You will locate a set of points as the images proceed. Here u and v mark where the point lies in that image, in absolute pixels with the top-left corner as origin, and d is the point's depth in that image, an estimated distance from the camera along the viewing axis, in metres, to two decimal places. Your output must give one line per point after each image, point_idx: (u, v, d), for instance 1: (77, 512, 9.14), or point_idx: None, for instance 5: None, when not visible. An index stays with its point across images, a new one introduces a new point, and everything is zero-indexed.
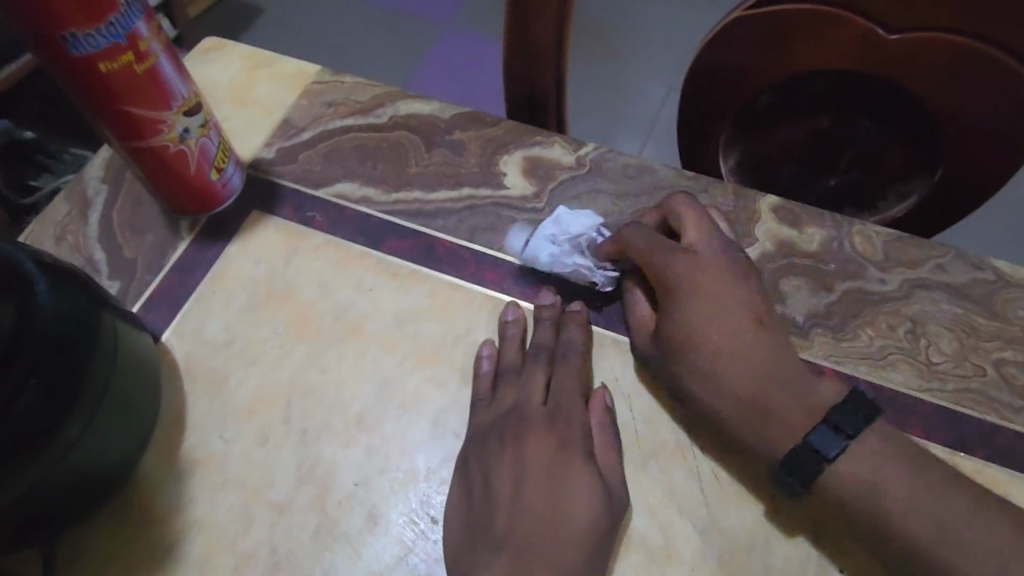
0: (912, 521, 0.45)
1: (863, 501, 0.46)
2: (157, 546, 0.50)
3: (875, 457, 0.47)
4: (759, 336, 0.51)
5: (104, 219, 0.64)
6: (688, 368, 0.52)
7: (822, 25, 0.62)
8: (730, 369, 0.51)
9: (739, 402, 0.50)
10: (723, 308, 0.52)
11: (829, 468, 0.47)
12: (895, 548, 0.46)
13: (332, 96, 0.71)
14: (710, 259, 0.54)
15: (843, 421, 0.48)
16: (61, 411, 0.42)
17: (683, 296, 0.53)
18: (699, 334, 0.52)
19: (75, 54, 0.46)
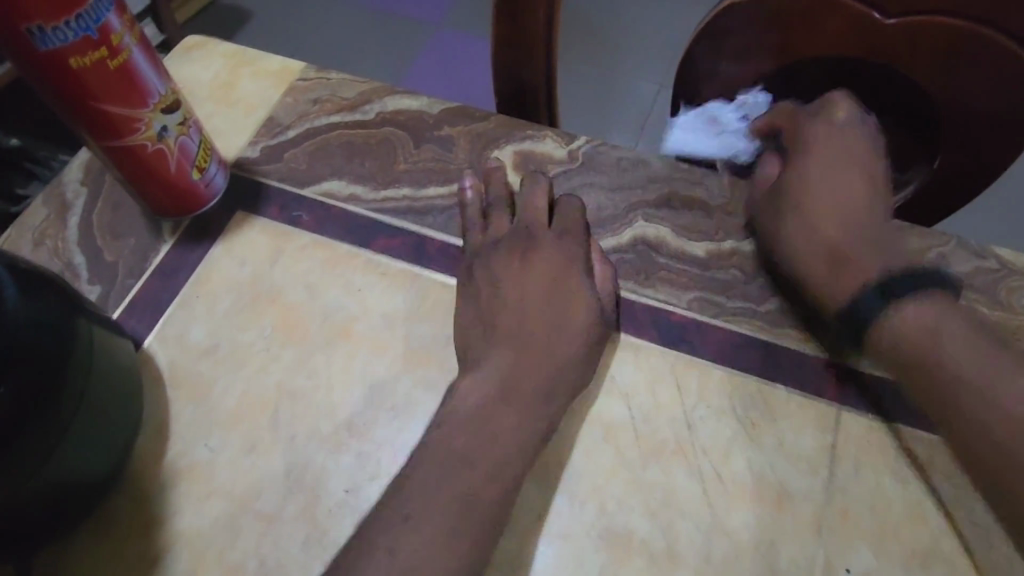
0: (960, 369, 0.46)
1: (917, 342, 0.48)
2: (140, 562, 0.48)
3: (942, 310, 0.48)
4: (856, 200, 0.57)
5: (84, 223, 0.62)
6: (784, 211, 0.58)
7: (816, 12, 0.60)
8: (821, 217, 0.56)
9: (823, 236, 0.56)
10: (830, 164, 0.59)
11: (892, 310, 0.49)
12: (948, 411, 0.46)
13: (318, 93, 0.69)
14: (867, 137, 0.61)
15: (922, 275, 0.50)
16: (32, 421, 0.41)
17: (804, 155, 0.60)
18: (806, 184, 0.59)
19: (44, 49, 0.45)
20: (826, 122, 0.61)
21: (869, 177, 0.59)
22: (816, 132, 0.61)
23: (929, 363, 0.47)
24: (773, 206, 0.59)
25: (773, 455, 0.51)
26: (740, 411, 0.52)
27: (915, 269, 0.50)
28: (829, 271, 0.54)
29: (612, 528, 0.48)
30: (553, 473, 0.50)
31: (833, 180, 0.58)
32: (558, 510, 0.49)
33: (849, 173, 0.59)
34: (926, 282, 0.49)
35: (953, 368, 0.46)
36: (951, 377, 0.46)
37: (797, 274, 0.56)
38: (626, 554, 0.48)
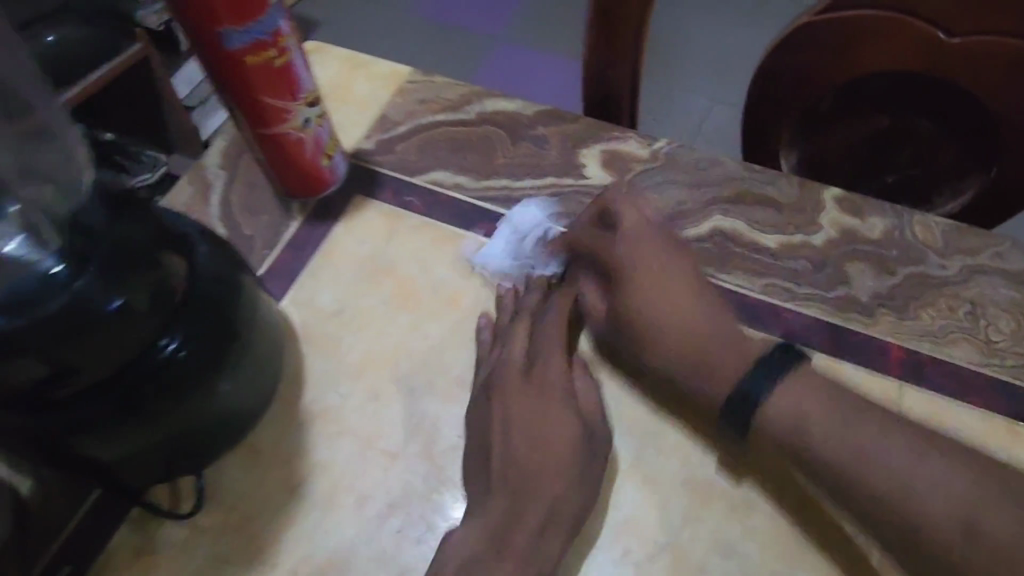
0: (839, 451, 0.48)
1: (788, 428, 0.50)
2: (287, 485, 0.56)
3: (808, 390, 0.51)
4: (701, 302, 0.56)
5: (223, 201, 0.71)
6: (647, 353, 0.56)
7: (884, 31, 0.67)
8: (669, 326, 0.55)
9: (685, 343, 0.55)
10: (662, 268, 0.57)
11: (763, 408, 0.51)
12: (849, 494, 0.48)
13: (424, 94, 0.78)
14: (651, 234, 0.59)
15: (775, 359, 0.52)
16: (213, 363, 0.49)
17: (643, 292, 0.56)
18: (643, 313, 0.56)
19: (229, 46, 0.54)
20: (622, 235, 0.59)
21: (689, 270, 0.58)
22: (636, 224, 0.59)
23: (806, 450, 0.50)
24: (615, 336, 0.58)
25: None
26: None
27: (777, 347, 0.52)
28: (705, 382, 0.54)
29: (693, 477, 0.55)
30: (641, 431, 0.57)
31: (650, 276, 0.57)
32: (645, 461, 0.56)
33: (681, 267, 0.58)
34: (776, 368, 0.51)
35: (826, 451, 0.49)
36: (822, 460, 0.49)
37: (675, 376, 0.55)
38: (706, 502, 0.54)
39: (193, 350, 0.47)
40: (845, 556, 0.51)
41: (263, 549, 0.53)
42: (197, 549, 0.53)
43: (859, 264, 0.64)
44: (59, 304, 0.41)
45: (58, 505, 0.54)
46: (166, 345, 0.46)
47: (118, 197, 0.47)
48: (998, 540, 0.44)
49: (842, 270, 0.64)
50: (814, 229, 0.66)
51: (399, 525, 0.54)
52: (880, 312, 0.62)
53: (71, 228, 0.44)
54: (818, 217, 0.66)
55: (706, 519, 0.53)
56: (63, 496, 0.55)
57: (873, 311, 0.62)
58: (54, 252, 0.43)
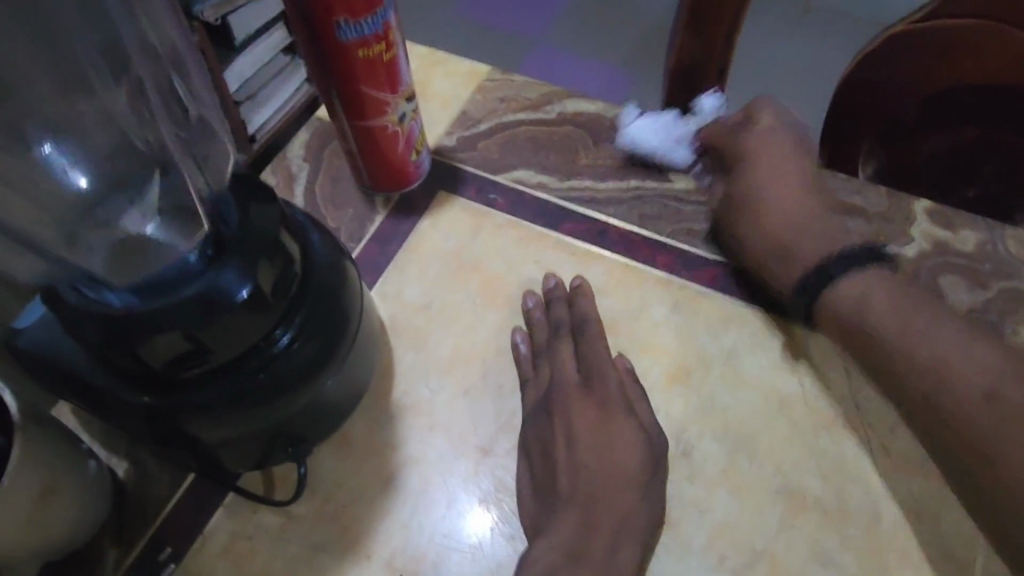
0: (884, 321, 0.54)
1: (849, 302, 0.56)
2: (380, 476, 0.56)
3: (867, 278, 0.57)
4: (809, 209, 0.63)
5: (308, 192, 0.72)
6: (738, 230, 0.64)
7: (980, 39, 0.67)
8: (768, 233, 0.62)
9: (781, 216, 0.62)
10: (772, 167, 0.65)
11: (830, 290, 0.58)
12: (887, 366, 0.54)
13: (504, 92, 0.77)
14: (777, 144, 0.66)
15: (856, 252, 0.58)
16: (325, 355, 0.49)
17: (743, 184, 0.65)
18: (750, 208, 0.64)
19: (344, 39, 0.55)
20: (754, 138, 0.67)
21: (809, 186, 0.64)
22: (754, 139, 0.67)
23: (862, 323, 0.55)
24: (720, 228, 0.65)
25: None
26: None
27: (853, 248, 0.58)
28: (783, 265, 0.61)
29: (789, 487, 0.55)
30: (735, 435, 0.57)
31: (775, 186, 0.64)
32: (739, 466, 0.56)
33: (794, 167, 0.65)
34: (857, 258, 0.58)
35: (880, 330, 0.54)
36: (874, 333, 0.55)
37: (765, 274, 0.62)
38: (801, 511, 0.54)
39: (304, 346, 0.48)
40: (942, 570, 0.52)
41: (356, 538, 0.54)
42: (290, 539, 0.54)
43: (951, 276, 0.63)
44: (195, 289, 0.43)
45: (153, 485, 0.56)
46: (281, 339, 0.47)
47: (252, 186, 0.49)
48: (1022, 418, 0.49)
49: (935, 283, 0.63)
50: (905, 241, 0.65)
51: (492, 520, 0.54)
52: (975, 326, 0.61)
53: (209, 217, 0.46)
54: (908, 228, 0.66)
55: (804, 527, 0.54)
56: (157, 477, 0.56)
57: (967, 325, 0.61)
58: (198, 237, 0.44)
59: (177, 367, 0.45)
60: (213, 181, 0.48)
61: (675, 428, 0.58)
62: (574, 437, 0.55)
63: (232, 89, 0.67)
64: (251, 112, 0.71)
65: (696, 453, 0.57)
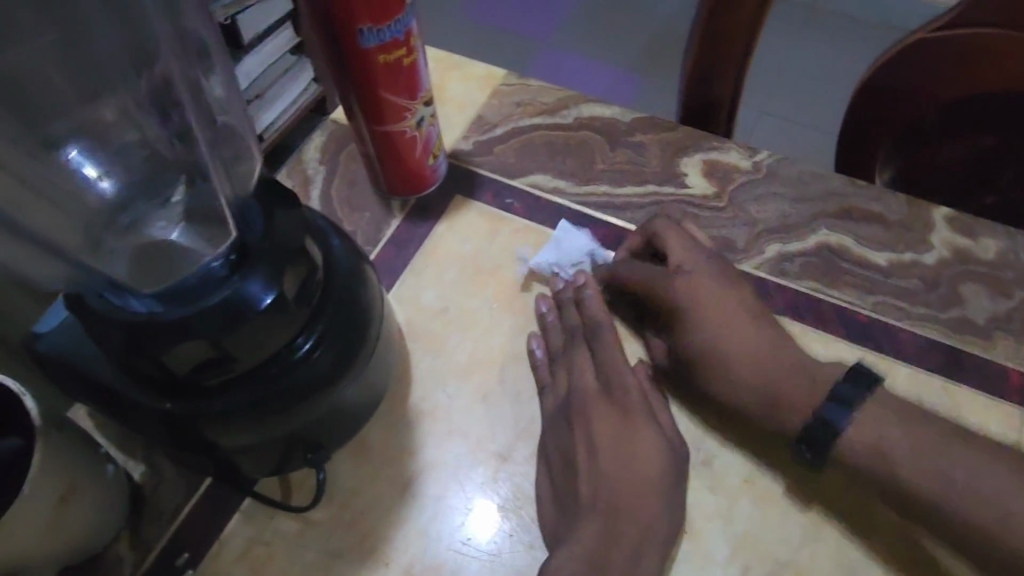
0: (910, 467, 0.49)
1: (870, 463, 0.51)
2: (398, 481, 0.56)
3: (877, 415, 0.51)
4: (759, 334, 0.56)
5: (324, 195, 0.71)
6: (706, 392, 0.57)
7: (1007, 50, 0.66)
8: (741, 393, 0.55)
9: (752, 384, 0.54)
10: (719, 307, 0.57)
11: (841, 439, 0.51)
12: (921, 509, 0.50)
13: (520, 96, 0.76)
14: (700, 263, 0.59)
15: (841, 391, 0.52)
16: (346, 361, 0.49)
17: (686, 315, 0.57)
18: (707, 341, 0.56)
19: (367, 44, 0.55)
20: (679, 276, 0.59)
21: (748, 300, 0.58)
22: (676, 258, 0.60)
23: (886, 476, 0.50)
24: (682, 375, 0.58)
25: None
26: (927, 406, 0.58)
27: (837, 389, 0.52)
28: (774, 413, 0.54)
29: (811, 496, 0.55)
30: (756, 443, 0.57)
31: (719, 312, 0.57)
32: (760, 475, 0.56)
33: (727, 285, 0.58)
34: (853, 399, 0.52)
35: (905, 476, 0.50)
36: (904, 485, 0.50)
37: (751, 419, 0.55)
38: (824, 521, 0.54)
39: (326, 352, 0.47)
40: None
41: (376, 544, 0.54)
42: (308, 545, 0.54)
43: (973, 285, 0.63)
44: (221, 297, 0.42)
45: (169, 490, 0.56)
46: (303, 346, 0.46)
47: (275, 191, 0.49)
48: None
49: (957, 292, 0.63)
50: (926, 248, 0.65)
51: (510, 527, 0.54)
52: (997, 335, 0.60)
53: (234, 223, 0.46)
54: (929, 236, 0.65)
55: (826, 538, 0.53)
56: (172, 482, 0.56)
57: (990, 334, 0.60)
58: (222, 244, 0.44)
59: (201, 374, 0.44)
60: (239, 188, 0.48)
61: (695, 436, 0.57)
62: (595, 446, 0.54)
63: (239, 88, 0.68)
64: (260, 111, 0.72)
65: (717, 462, 0.56)
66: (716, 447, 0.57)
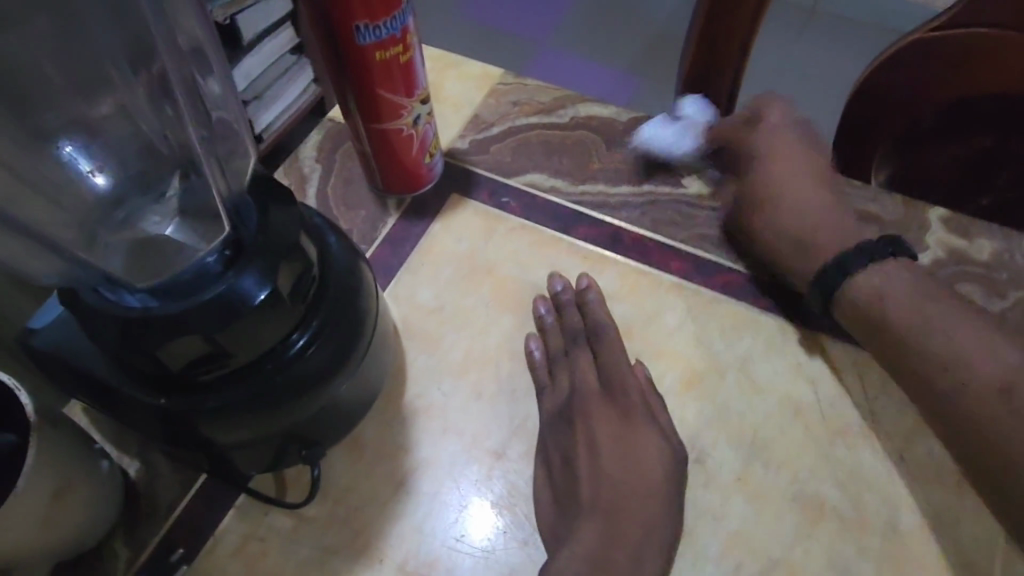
0: (902, 313, 0.54)
1: (868, 301, 0.56)
2: (392, 480, 0.56)
3: (884, 273, 0.56)
4: (820, 196, 0.63)
5: (320, 193, 0.72)
6: (765, 219, 0.63)
7: (1005, 51, 0.66)
8: (789, 214, 0.62)
9: (794, 199, 0.63)
10: (783, 153, 0.65)
11: (849, 283, 0.57)
12: (906, 362, 0.53)
13: (517, 96, 0.77)
14: (789, 133, 0.67)
15: (864, 246, 0.57)
16: (340, 359, 0.49)
17: (761, 166, 0.65)
18: (772, 179, 0.64)
19: (362, 43, 0.55)
20: (766, 127, 0.67)
21: (821, 172, 0.65)
22: (763, 137, 0.67)
23: (878, 315, 0.55)
24: (742, 205, 0.65)
25: None
26: None
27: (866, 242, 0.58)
28: (795, 254, 0.61)
29: (804, 494, 0.55)
30: (750, 442, 0.57)
31: (794, 171, 0.64)
32: (754, 474, 0.56)
33: (799, 162, 0.65)
34: (877, 252, 0.57)
35: (895, 319, 0.54)
36: (892, 326, 0.54)
37: (784, 261, 0.62)
38: (817, 520, 0.54)
39: (319, 350, 0.48)
40: None
41: (370, 541, 0.54)
42: (303, 541, 0.54)
43: (968, 285, 0.63)
44: (215, 292, 0.43)
45: (163, 486, 0.56)
46: (297, 343, 0.46)
47: (270, 188, 0.49)
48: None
49: (952, 291, 0.63)
50: (921, 249, 0.65)
51: (504, 525, 0.54)
52: None
53: (230, 220, 0.46)
54: (924, 236, 0.65)
55: (819, 536, 0.53)
56: (166, 479, 0.56)
57: None
58: (217, 240, 0.44)
59: (194, 370, 0.45)
60: (234, 185, 0.48)
61: (689, 435, 0.57)
62: (596, 441, 0.55)
63: (238, 88, 0.68)
64: (260, 112, 0.72)
65: (711, 460, 0.56)
66: (710, 445, 0.57)
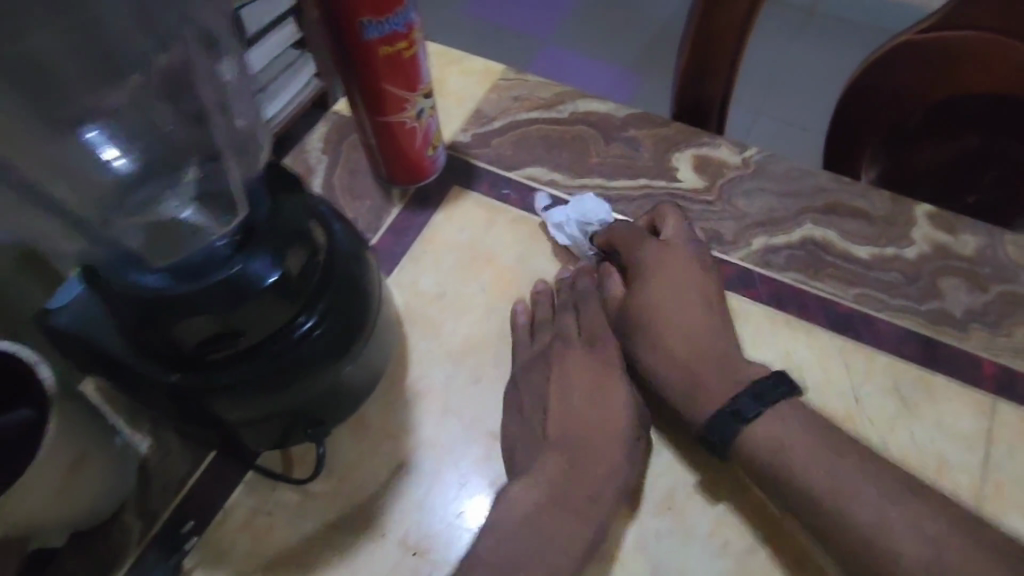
0: (808, 475, 0.50)
1: (766, 453, 0.52)
2: (394, 458, 0.58)
3: (783, 422, 0.53)
4: (711, 321, 0.59)
5: (327, 183, 0.74)
6: (640, 344, 0.59)
7: (988, 54, 0.68)
8: (674, 346, 0.58)
9: (682, 331, 0.58)
10: (670, 285, 0.60)
11: (746, 428, 0.53)
12: (821, 531, 0.50)
13: (518, 91, 0.79)
14: (683, 250, 0.62)
15: (762, 389, 0.54)
16: (344, 341, 0.51)
17: (643, 325, 0.59)
18: (658, 308, 0.59)
19: (368, 38, 0.57)
20: (656, 246, 0.62)
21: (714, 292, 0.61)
22: (652, 254, 0.62)
23: (783, 474, 0.51)
24: (625, 329, 0.61)
25: (933, 431, 0.59)
26: (904, 391, 0.61)
27: (756, 383, 0.54)
28: (689, 401, 0.56)
29: None
30: None
31: (674, 295, 0.59)
32: None
33: (692, 284, 0.60)
34: (764, 393, 0.53)
35: (804, 482, 0.50)
36: (799, 490, 0.51)
37: (667, 398, 0.57)
38: None
39: (325, 332, 0.50)
40: None
41: (372, 516, 0.56)
42: (308, 515, 0.56)
43: (951, 279, 0.65)
44: (226, 273, 0.45)
45: (175, 461, 0.58)
46: (303, 324, 0.49)
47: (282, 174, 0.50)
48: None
49: (936, 286, 0.65)
50: (907, 244, 0.67)
51: None
52: (972, 328, 0.63)
53: (245, 201, 0.48)
54: (910, 232, 0.68)
55: None
56: (178, 454, 0.59)
57: (966, 327, 0.63)
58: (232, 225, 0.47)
59: (207, 348, 0.47)
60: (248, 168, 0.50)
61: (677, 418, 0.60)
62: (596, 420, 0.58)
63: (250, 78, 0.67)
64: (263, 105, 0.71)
65: (701, 443, 0.59)
66: None
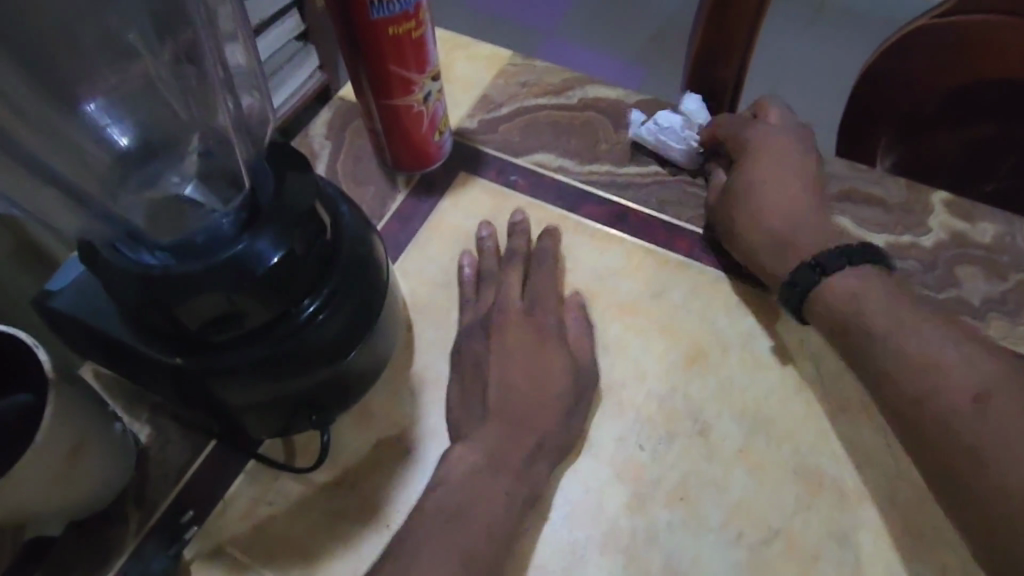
0: (879, 322, 0.54)
1: (843, 304, 0.56)
2: (398, 449, 0.57)
3: (863, 278, 0.56)
4: (808, 197, 0.62)
5: (330, 169, 0.72)
6: (732, 212, 0.63)
7: (1009, 37, 0.67)
8: (767, 213, 0.61)
9: (777, 202, 0.62)
10: (773, 160, 0.64)
11: (823, 281, 0.57)
12: (894, 387, 0.52)
13: (526, 77, 0.77)
14: (785, 133, 0.65)
15: (851, 249, 0.58)
16: (349, 328, 0.50)
17: (738, 195, 0.63)
18: (752, 184, 0.63)
19: (375, 17, 0.56)
20: (756, 131, 0.66)
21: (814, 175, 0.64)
22: (758, 135, 0.66)
23: (857, 321, 0.55)
24: (722, 202, 0.64)
25: None
26: None
27: (847, 245, 0.58)
28: (776, 258, 0.60)
29: (804, 466, 0.56)
30: (752, 415, 0.58)
31: (776, 171, 0.63)
32: (755, 445, 0.57)
33: (791, 161, 0.64)
34: (853, 253, 0.58)
35: (871, 328, 0.54)
36: (869, 337, 0.54)
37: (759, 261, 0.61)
38: (818, 491, 0.55)
39: (330, 318, 0.48)
40: (958, 552, 0.52)
41: (376, 507, 0.55)
42: (310, 506, 0.55)
43: (968, 267, 0.64)
44: (229, 253, 0.43)
45: (174, 451, 0.57)
46: (307, 308, 0.47)
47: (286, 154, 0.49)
48: (1003, 418, 0.48)
49: (953, 274, 0.63)
50: (924, 232, 0.66)
51: None
52: (991, 316, 0.61)
53: (249, 179, 0.47)
54: (927, 219, 0.66)
55: (819, 507, 0.54)
56: (177, 444, 0.57)
57: (984, 315, 0.61)
58: (238, 205, 0.46)
59: (208, 330, 0.45)
60: (252, 147, 0.48)
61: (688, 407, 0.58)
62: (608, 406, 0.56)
63: None
64: None
65: (713, 432, 0.57)
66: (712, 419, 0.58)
